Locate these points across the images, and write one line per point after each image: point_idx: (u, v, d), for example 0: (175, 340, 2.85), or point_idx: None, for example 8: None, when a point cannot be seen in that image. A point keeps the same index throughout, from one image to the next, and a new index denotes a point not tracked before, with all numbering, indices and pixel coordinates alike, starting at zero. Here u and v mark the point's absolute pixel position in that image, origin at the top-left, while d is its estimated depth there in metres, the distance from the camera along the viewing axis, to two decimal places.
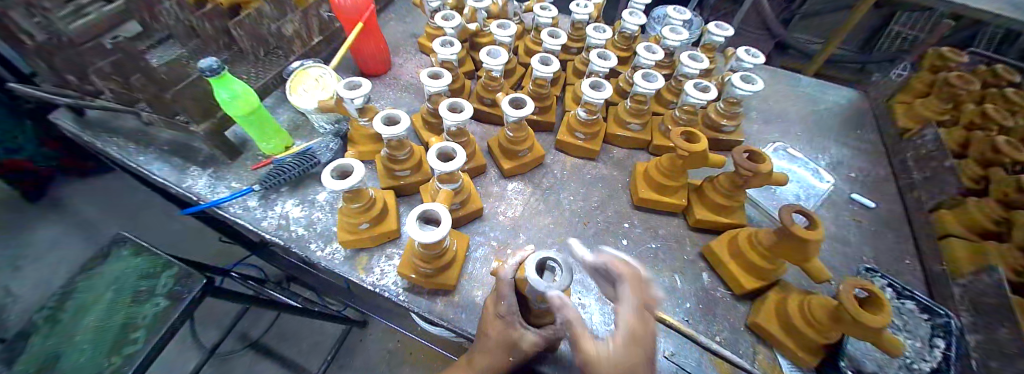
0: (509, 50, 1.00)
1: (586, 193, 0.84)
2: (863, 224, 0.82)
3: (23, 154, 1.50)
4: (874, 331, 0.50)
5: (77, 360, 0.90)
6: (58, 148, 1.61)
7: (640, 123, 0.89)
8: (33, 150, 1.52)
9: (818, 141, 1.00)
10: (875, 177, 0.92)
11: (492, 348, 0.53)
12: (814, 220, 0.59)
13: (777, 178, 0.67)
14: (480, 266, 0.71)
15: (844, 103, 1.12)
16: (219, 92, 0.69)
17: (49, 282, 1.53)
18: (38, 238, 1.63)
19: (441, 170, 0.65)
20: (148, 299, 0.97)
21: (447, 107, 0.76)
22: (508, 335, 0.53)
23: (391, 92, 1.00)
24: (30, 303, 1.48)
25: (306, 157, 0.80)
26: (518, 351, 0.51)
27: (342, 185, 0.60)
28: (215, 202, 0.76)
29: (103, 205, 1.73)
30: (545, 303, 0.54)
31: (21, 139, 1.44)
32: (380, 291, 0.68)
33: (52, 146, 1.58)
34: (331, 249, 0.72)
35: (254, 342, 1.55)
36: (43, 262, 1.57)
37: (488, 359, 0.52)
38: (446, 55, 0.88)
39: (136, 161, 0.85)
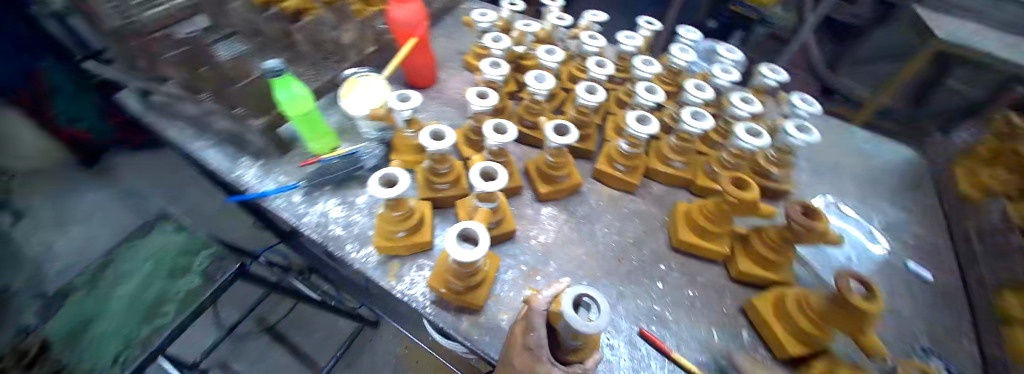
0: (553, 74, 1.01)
1: (621, 226, 0.83)
2: (919, 296, 0.76)
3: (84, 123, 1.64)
4: None
5: (111, 324, 0.95)
6: (116, 120, 1.75)
7: (683, 160, 0.87)
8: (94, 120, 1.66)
9: (871, 200, 0.94)
10: (934, 246, 0.86)
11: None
12: (873, 290, 0.55)
13: (832, 237, 0.64)
14: (508, 289, 0.71)
15: (901, 163, 1.06)
16: (279, 93, 0.72)
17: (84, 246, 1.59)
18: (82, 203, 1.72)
19: (483, 189, 0.65)
20: (183, 275, 1.02)
21: (491, 128, 0.76)
22: (534, 368, 0.50)
23: (434, 105, 1.02)
24: None
25: (352, 159, 0.82)
26: None
27: (388, 195, 0.60)
28: (263, 192, 0.79)
29: (151, 177, 1.84)
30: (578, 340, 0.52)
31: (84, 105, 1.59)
32: (409, 300, 0.67)
33: (111, 117, 1.72)
34: (366, 252, 0.73)
35: (270, 328, 1.57)
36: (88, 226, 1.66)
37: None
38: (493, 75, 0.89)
39: (194, 145, 0.90)
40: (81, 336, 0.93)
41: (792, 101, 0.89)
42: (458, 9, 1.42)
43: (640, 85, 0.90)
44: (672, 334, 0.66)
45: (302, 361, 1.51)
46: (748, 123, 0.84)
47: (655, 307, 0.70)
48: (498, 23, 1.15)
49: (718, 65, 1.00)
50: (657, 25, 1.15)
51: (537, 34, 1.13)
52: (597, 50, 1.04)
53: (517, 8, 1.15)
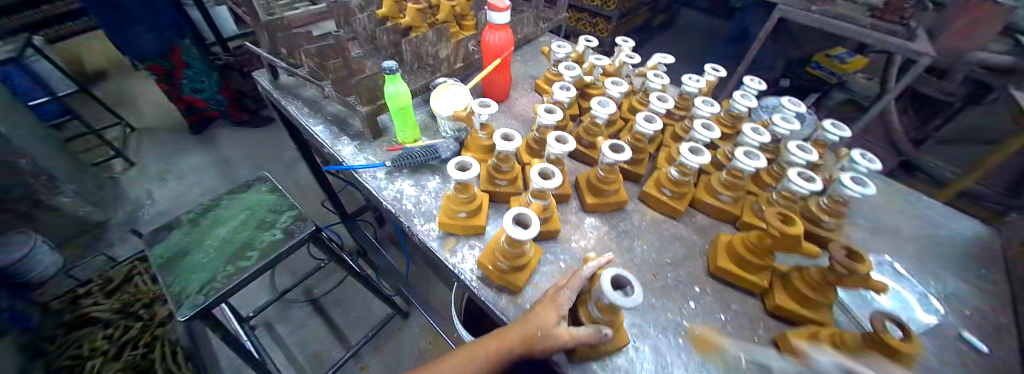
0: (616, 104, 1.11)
1: (660, 247, 0.88)
2: (974, 369, 0.72)
3: (205, 95, 1.99)
4: None
5: (202, 257, 1.12)
6: (228, 96, 2.10)
7: (731, 196, 0.91)
8: (211, 94, 2.01)
9: (929, 268, 0.91)
10: (999, 325, 0.81)
11: (535, 321, 0.62)
12: (910, 336, 0.56)
13: (876, 284, 0.65)
14: (546, 280, 0.78)
15: (973, 239, 1.00)
16: (388, 87, 0.89)
17: (186, 195, 1.89)
18: (193, 161, 2.06)
19: (541, 186, 0.75)
20: (269, 228, 1.19)
21: (555, 138, 0.87)
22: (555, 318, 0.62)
23: (505, 117, 1.16)
24: (169, 207, 1.84)
25: (430, 150, 0.97)
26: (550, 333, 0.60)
27: (465, 176, 0.73)
28: (354, 165, 0.94)
29: (249, 148, 2.16)
30: (600, 313, 0.64)
31: (209, 80, 1.94)
32: (458, 273, 0.77)
33: (225, 94, 2.07)
34: (429, 227, 0.84)
35: (314, 300, 1.73)
36: (192, 181, 1.98)
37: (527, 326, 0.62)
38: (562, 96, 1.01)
39: (304, 121, 1.10)
40: (178, 265, 1.10)
41: (852, 156, 0.91)
42: (535, 41, 1.60)
43: (698, 122, 0.97)
44: (698, 351, 0.69)
45: (335, 333, 1.64)
46: (802, 170, 0.88)
47: (684, 322, 0.74)
48: (571, 55, 1.29)
49: (778, 115, 1.05)
50: (723, 73, 1.22)
51: (606, 68, 1.26)
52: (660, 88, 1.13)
53: (592, 44, 1.28)
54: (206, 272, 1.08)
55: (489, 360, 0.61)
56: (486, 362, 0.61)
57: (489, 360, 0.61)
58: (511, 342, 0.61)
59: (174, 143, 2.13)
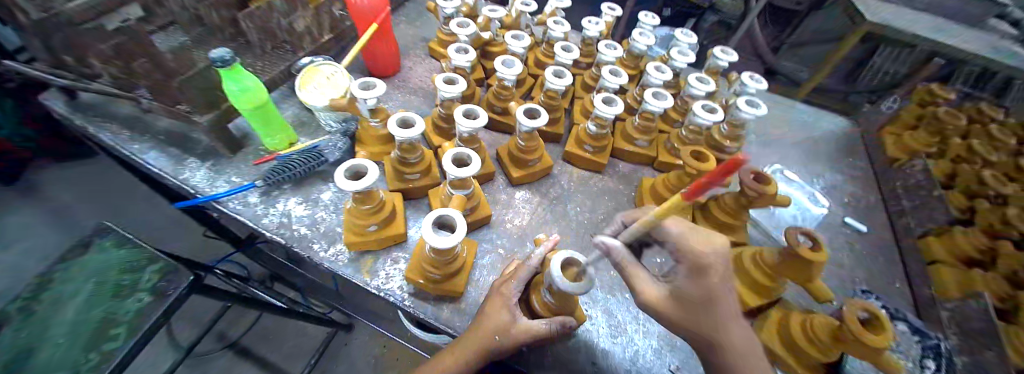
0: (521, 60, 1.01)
1: (592, 205, 0.85)
2: (856, 247, 0.85)
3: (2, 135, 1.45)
4: (871, 350, 0.52)
5: (51, 354, 0.80)
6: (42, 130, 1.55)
7: (646, 139, 0.90)
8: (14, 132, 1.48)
9: (813, 166, 1.03)
10: (866, 204, 0.95)
11: (483, 323, 0.54)
12: (819, 244, 0.60)
13: (781, 199, 0.69)
14: (486, 274, 0.71)
15: (837, 132, 1.16)
16: (228, 84, 0.67)
17: (12, 269, 1.43)
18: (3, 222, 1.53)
19: (456, 175, 0.64)
20: (130, 293, 0.88)
21: (462, 114, 0.75)
22: (505, 317, 0.55)
23: (400, 95, 1.00)
24: None
25: (313, 155, 0.79)
26: (505, 335, 0.52)
27: (356, 186, 0.58)
28: (213, 196, 0.73)
29: (85, 189, 1.64)
30: (554, 300, 0.58)
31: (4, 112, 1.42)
32: (384, 295, 0.66)
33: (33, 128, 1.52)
34: (335, 250, 0.70)
35: (231, 344, 1.48)
36: (12, 251, 1.47)
37: (473, 332, 0.54)
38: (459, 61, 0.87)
39: (130, 149, 0.82)
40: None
41: (742, 78, 0.95)
42: None
43: (605, 68, 0.92)
44: None
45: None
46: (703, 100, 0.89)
47: None
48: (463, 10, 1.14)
49: (675, 48, 1.05)
50: (619, 11, 1.18)
51: (503, 20, 1.14)
52: (563, 35, 1.05)
53: None
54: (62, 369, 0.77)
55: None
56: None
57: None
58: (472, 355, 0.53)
59: None
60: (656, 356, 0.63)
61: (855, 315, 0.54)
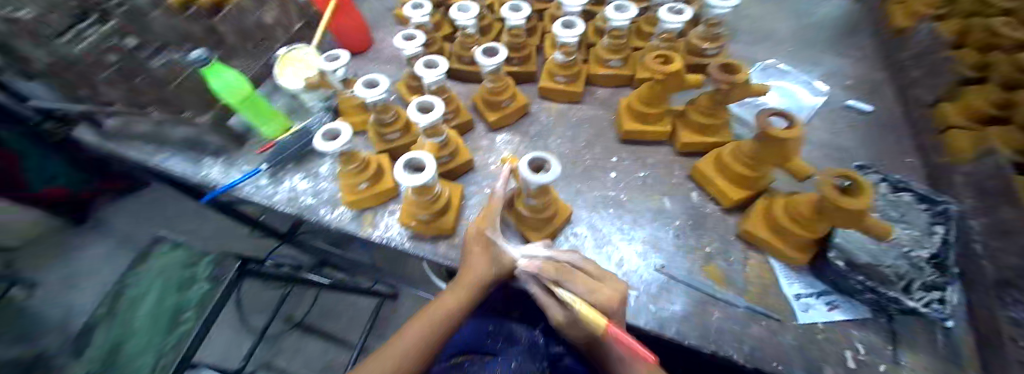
0: (480, 4, 0.99)
1: (573, 135, 0.86)
2: (859, 129, 0.84)
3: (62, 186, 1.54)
4: (855, 217, 0.51)
5: (138, 342, 0.96)
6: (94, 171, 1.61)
7: (619, 58, 0.88)
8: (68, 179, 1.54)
9: (809, 56, 0.99)
10: (872, 83, 0.92)
11: (475, 261, 0.60)
12: (793, 121, 0.58)
13: (756, 87, 0.66)
14: (474, 211, 0.75)
15: (836, 15, 1.09)
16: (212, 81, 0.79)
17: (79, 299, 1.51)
18: (65, 247, 1.60)
19: (422, 123, 0.66)
20: (193, 284, 1.06)
21: (422, 65, 0.76)
22: (491, 249, 0.61)
23: (375, 66, 1.03)
24: None
25: (302, 133, 0.87)
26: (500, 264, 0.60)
27: (332, 147, 0.63)
28: (230, 184, 0.82)
29: (133, 210, 1.75)
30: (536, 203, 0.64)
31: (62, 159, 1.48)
32: (386, 242, 0.72)
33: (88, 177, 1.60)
34: (339, 212, 0.77)
35: (298, 324, 1.66)
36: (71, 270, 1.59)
37: (471, 267, 0.59)
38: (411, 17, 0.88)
39: (154, 159, 0.91)
40: (115, 363, 0.93)
41: None
42: None
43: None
44: (627, 212, 0.72)
45: (338, 344, 1.61)
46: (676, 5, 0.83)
47: (610, 193, 0.76)
48: None
49: None
50: None
51: None
52: None
53: None
54: (150, 351, 0.95)
55: (458, 307, 0.58)
56: (455, 312, 0.58)
57: (461, 303, 0.58)
58: (472, 281, 0.59)
59: None
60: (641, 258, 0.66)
61: (831, 183, 0.53)
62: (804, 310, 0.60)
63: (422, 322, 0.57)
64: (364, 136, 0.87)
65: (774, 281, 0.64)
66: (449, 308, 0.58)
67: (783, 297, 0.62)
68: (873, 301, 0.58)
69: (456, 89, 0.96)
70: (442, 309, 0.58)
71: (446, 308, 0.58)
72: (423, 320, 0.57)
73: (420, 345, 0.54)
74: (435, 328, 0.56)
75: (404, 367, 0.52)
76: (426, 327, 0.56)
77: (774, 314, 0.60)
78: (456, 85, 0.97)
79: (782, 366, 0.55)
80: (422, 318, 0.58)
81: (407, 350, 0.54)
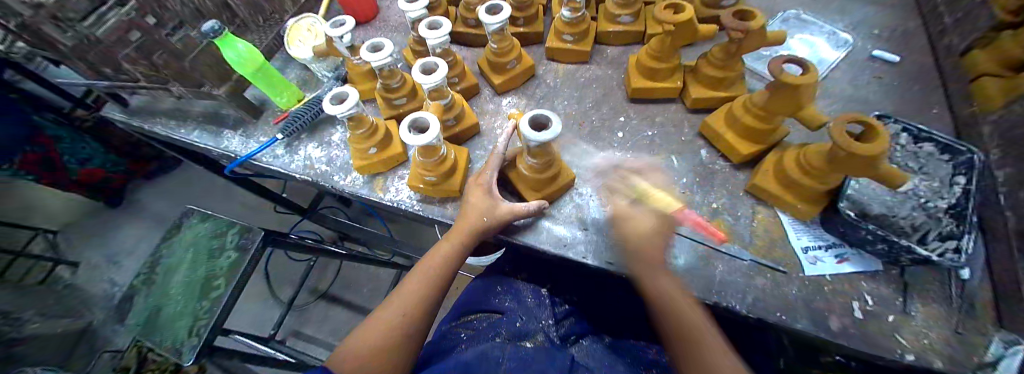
0: None
1: (580, 96, 0.85)
2: (884, 80, 0.79)
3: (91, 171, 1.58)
4: (868, 164, 0.50)
5: (176, 308, 1.04)
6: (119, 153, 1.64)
7: (630, 13, 0.85)
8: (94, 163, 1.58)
9: (834, 5, 0.93)
10: (902, 31, 0.86)
11: (471, 212, 0.63)
12: (808, 67, 0.56)
13: (771, 35, 0.64)
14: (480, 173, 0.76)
15: None
16: (227, 53, 0.77)
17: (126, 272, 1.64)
18: (112, 227, 1.75)
19: (427, 84, 0.67)
20: (221, 253, 1.10)
21: (426, 27, 0.75)
22: (489, 201, 0.63)
23: (381, 35, 1.03)
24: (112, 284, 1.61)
25: (314, 103, 0.89)
26: (492, 214, 0.61)
27: (339, 110, 0.65)
28: (249, 154, 0.86)
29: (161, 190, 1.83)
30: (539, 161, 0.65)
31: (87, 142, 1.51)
32: (397, 204, 0.75)
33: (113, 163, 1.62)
34: (352, 178, 0.80)
35: (323, 294, 1.76)
36: (115, 246, 1.71)
37: (466, 220, 0.63)
38: None
39: (179, 134, 0.95)
40: (158, 325, 1.02)
41: None
42: None
43: None
44: None
45: (361, 313, 1.71)
46: None
47: (617, 153, 0.75)
48: None
49: None
50: None
51: None
52: None
53: None
54: (187, 317, 1.02)
55: (448, 259, 0.63)
56: (446, 264, 0.63)
57: (452, 255, 0.63)
58: (459, 236, 0.63)
59: (89, 230, 1.75)
60: None
61: (844, 129, 0.52)
62: (812, 263, 0.60)
63: (418, 274, 0.63)
64: (374, 104, 0.88)
65: (782, 235, 0.63)
66: (442, 262, 0.63)
67: (791, 250, 0.62)
68: (885, 252, 0.57)
69: (462, 54, 0.95)
70: (434, 262, 0.63)
71: (438, 262, 0.63)
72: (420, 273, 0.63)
73: (416, 293, 0.61)
74: (430, 279, 0.62)
75: (403, 312, 0.59)
76: (421, 279, 0.62)
77: (781, 266, 0.60)
78: (461, 50, 0.97)
79: (785, 317, 0.55)
80: (418, 272, 0.63)
81: (406, 298, 0.60)
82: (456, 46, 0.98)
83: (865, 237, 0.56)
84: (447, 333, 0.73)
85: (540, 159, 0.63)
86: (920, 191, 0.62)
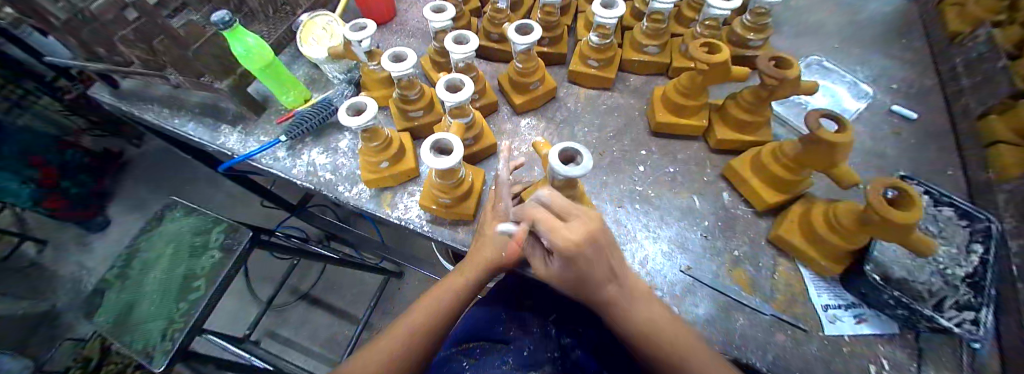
0: None
1: (601, 124, 0.83)
2: (903, 137, 0.80)
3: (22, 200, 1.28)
4: (903, 231, 0.49)
5: (150, 307, 0.97)
6: (66, 170, 1.43)
7: (658, 45, 0.83)
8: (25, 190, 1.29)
9: (856, 54, 0.94)
10: (920, 88, 0.88)
11: (488, 243, 0.60)
12: (844, 125, 0.55)
13: (806, 85, 0.63)
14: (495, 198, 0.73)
15: (888, 12, 1.03)
16: (235, 46, 0.71)
17: (95, 257, 1.54)
18: None
19: (451, 102, 0.64)
20: (203, 252, 1.04)
21: (452, 40, 0.72)
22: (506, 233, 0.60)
23: (398, 38, 0.99)
24: (77, 269, 1.50)
25: (323, 106, 0.84)
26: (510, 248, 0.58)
27: (356, 123, 0.61)
28: (247, 154, 0.81)
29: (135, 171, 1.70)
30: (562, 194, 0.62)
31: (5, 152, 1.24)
32: (406, 224, 0.71)
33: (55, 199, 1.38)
34: (358, 190, 0.75)
35: (305, 295, 1.69)
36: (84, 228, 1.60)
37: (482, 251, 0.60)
38: None
39: (172, 124, 0.89)
40: (128, 325, 0.95)
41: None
42: None
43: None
44: (653, 209, 0.70)
45: (344, 317, 1.64)
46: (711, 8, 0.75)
47: (637, 188, 0.73)
48: None
49: None
50: None
51: None
52: None
53: None
54: (160, 319, 0.95)
55: (460, 291, 0.59)
56: (459, 295, 0.59)
57: (465, 286, 0.60)
58: (477, 266, 0.60)
59: None
60: (666, 258, 0.65)
61: (880, 194, 0.51)
62: (831, 321, 0.59)
63: (428, 300, 0.59)
64: (387, 112, 0.84)
65: (802, 291, 0.62)
66: (456, 290, 0.59)
67: (810, 306, 0.61)
68: (904, 317, 0.56)
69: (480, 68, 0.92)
70: (444, 293, 0.59)
71: (450, 292, 0.60)
72: (431, 298, 0.60)
73: (424, 320, 0.56)
74: (441, 303, 0.59)
75: (410, 340, 0.54)
76: (431, 307, 0.58)
77: (802, 323, 0.59)
78: (481, 63, 0.94)
79: None
80: (427, 300, 0.60)
81: (413, 326, 0.56)
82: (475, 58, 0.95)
83: (886, 301, 0.55)
84: (447, 361, 0.69)
85: (564, 192, 0.60)
86: (939, 258, 0.62)
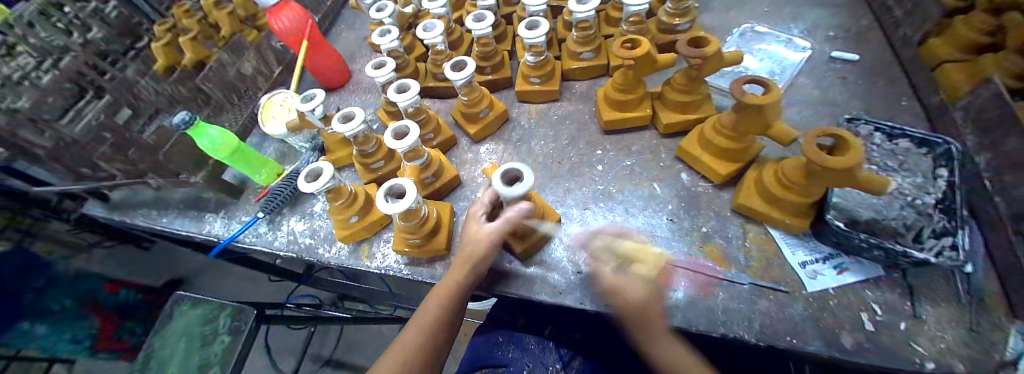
0: (449, 19, 0.98)
1: (556, 134, 0.85)
2: (849, 80, 0.81)
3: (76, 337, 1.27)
4: (846, 175, 0.49)
5: None
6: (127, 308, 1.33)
7: (591, 49, 0.87)
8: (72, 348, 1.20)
9: (787, 13, 0.96)
10: (857, 30, 0.89)
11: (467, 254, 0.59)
12: (768, 86, 0.56)
13: (729, 56, 0.65)
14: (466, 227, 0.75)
15: None
16: (200, 141, 0.77)
17: None
18: None
19: (399, 148, 0.67)
20: (214, 338, 1.06)
21: (395, 90, 0.77)
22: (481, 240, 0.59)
23: (355, 98, 1.05)
24: None
25: (293, 176, 0.88)
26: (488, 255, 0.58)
27: (313, 187, 0.64)
28: (231, 236, 0.84)
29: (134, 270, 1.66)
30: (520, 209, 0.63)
31: (57, 304, 1.16)
32: (384, 271, 0.73)
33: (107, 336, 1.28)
34: (337, 248, 0.78)
35: (327, 361, 1.69)
36: None
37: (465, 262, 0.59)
38: (381, 43, 0.88)
39: (161, 223, 0.94)
40: None
41: None
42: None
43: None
44: (617, 205, 0.71)
45: None
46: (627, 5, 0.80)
47: (599, 187, 0.75)
48: None
49: None
50: None
51: None
52: None
53: None
54: None
55: (450, 303, 0.57)
56: (450, 308, 0.57)
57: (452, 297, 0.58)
58: (463, 268, 0.59)
59: None
60: None
61: (815, 143, 0.52)
62: (812, 277, 0.59)
63: (425, 312, 0.58)
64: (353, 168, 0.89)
65: (777, 252, 0.62)
66: (454, 291, 0.58)
67: (789, 267, 0.60)
68: (882, 258, 0.55)
69: (436, 107, 0.97)
70: (434, 308, 0.57)
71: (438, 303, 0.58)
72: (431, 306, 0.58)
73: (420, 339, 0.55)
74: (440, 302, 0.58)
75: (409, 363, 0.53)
76: (424, 327, 0.56)
77: (782, 287, 0.58)
78: (434, 103, 0.99)
79: (797, 340, 0.53)
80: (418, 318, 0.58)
81: (410, 346, 0.54)
82: (429, 99, 1.00)
83: (859, 245, 0.54)
84: None
85: (519, 208, 0.63)
86: (905, 191, 0.61)
